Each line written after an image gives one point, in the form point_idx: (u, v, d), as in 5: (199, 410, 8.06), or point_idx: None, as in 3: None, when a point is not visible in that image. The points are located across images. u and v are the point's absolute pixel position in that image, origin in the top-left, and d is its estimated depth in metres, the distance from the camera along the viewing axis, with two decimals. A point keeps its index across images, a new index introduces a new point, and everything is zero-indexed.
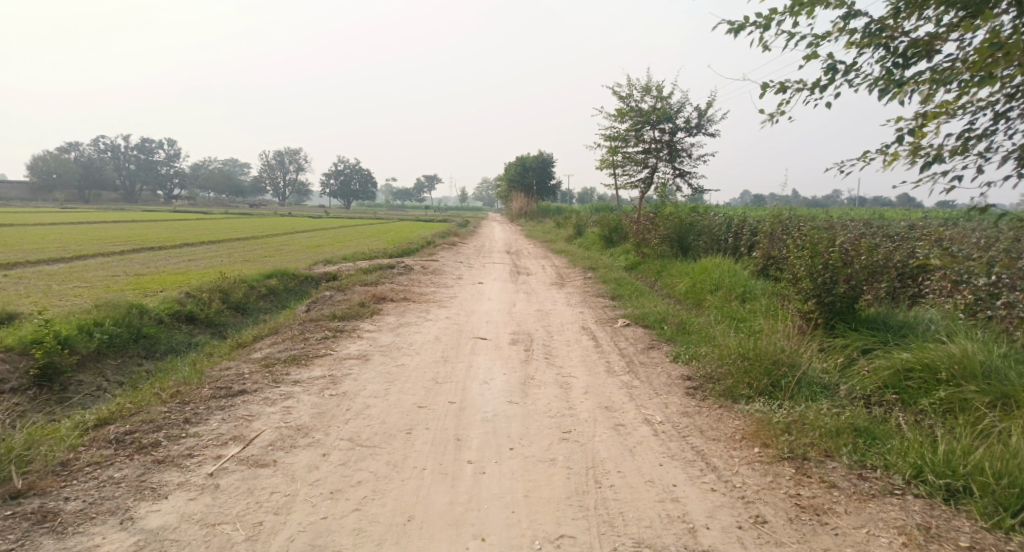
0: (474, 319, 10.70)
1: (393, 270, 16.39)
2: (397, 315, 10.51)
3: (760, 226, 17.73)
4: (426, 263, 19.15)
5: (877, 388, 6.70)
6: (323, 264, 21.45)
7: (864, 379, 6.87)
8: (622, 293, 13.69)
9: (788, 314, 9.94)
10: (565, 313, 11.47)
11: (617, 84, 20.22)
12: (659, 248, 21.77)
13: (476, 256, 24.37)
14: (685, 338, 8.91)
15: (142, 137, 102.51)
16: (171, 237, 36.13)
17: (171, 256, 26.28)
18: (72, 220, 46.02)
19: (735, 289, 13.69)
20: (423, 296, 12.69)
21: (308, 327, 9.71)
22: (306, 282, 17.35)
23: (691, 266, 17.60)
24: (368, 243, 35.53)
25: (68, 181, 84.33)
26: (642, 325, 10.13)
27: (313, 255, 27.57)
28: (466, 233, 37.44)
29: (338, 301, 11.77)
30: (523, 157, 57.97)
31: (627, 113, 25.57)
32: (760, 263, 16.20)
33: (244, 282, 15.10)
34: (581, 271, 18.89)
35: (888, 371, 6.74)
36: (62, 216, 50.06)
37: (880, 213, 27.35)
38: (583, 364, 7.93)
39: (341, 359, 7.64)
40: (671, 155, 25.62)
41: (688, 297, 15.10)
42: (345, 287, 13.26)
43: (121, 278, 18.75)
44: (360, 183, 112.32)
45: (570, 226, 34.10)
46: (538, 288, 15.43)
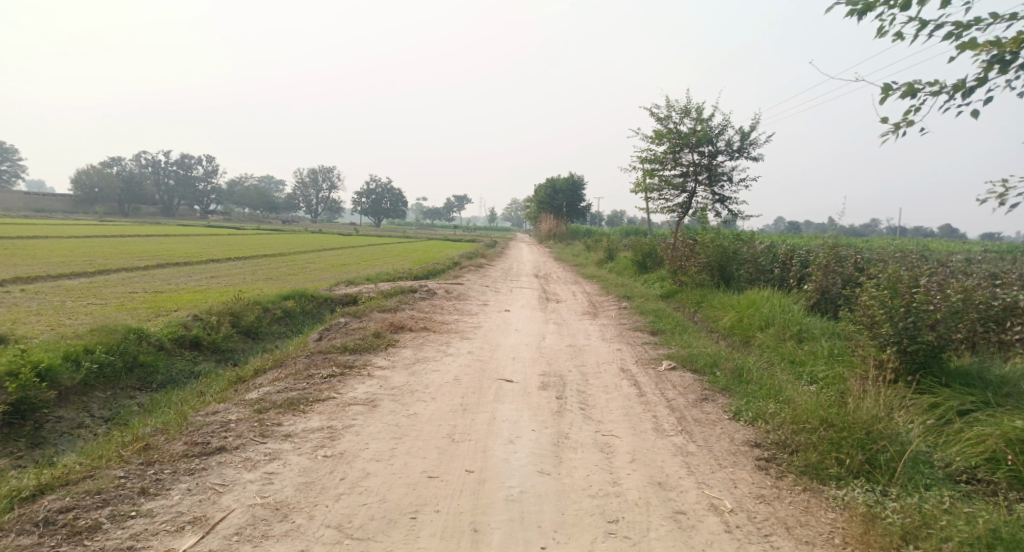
0: (501, 355, 9.60)
1: (416, 295, 15.38)
2: (415, 349, 9.47)
3: (811, 257, 16.44)
4: (452, 287, 18.16)
5: (983, 459, 5.49)
6: (346, 285, 20.58)
7: (965, 447, 5.67)
8: (662, 328, 12.51)
9: (860, 363, 8.75)
10: (602, 351, 10.31)
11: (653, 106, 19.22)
12: (699, 276, 20.53)
13: (505, 280, 23.28)
14: (744, 391, 7.73)
15: (180, 154, 103.93)
16: (198, 252, 35.70)
17: (193, 272, 25.58)
18: (107, 235, 46.06)
19: (788, 328, 12.41)
20: (445, 326, 11.64)
21: (317, 360, 8.69)
22: (325, 305, 16.40)
23: (735, 298, 16.35)
24: (395, 262, 34.70)
25: (107, 195, 85.51)
26: (688, 370, 8.95)
27: (337, 275, 26.73)
28: (495, 255, 36.42)
29: (353, 330, 10.76)
30: (553, 178, 56.99)
31: (665, 134, 24.45)
32: (812, 297, 14.92)
33: (259, 304, 14.20)
34: (615, 299, 17.71)
35: (998, 440, 5.52)
36: (98, 229, 50.23)
37: (936, 244, 25.73)
38: (626, 420, 6.79)
39: (344, 404, 6.59)
40: (710, 179, 24.41)
41: (734, 335, 13.82)
42: (363, 313, 12.27)
43: (137, 296, 18.00)
44: (390, 202, 112.39)
45: (601, 250, 32.89)
46: (569, 318, 14.29)
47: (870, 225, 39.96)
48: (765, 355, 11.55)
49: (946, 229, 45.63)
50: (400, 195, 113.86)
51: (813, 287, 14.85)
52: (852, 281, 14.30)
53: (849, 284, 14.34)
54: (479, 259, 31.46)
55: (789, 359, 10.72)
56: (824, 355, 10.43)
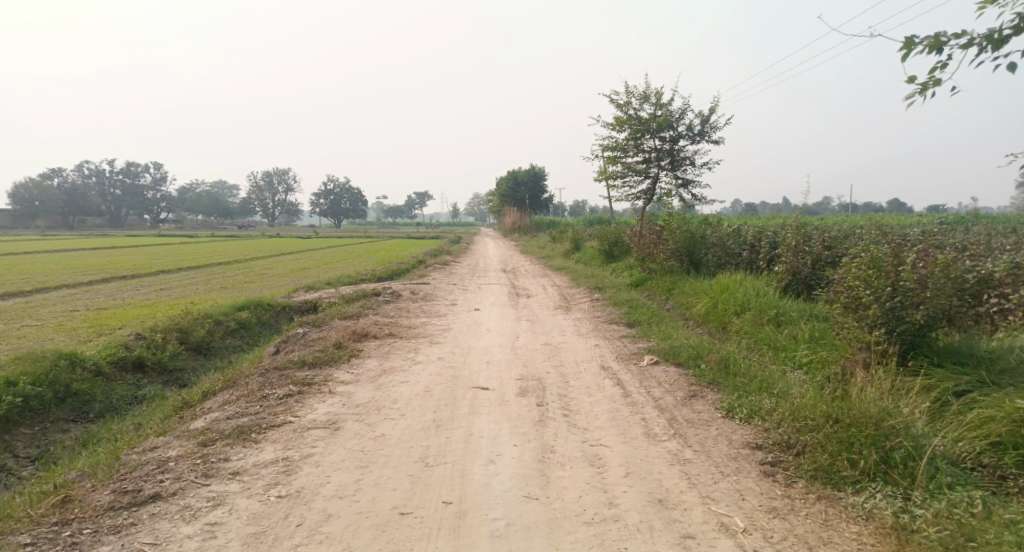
0: (472, 360, 8.98)
1: (379, 298, 14.66)
2: (379, 359, 8.82)
3: (781, 237, 16.13)
4: (416, 288, 17.46)
5: (986, 443, 5.02)
6: (305, 291, 19.73)
7: (960, 429, 5.21)
8: (638, 321, 12.00)
9: (848, 347, 8.34)
10: (579, 348, 9.75)
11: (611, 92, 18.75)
12: (667, 263, 20.15)
13: (470, 277, 22.63)
14: (736, 385, 7.22)
15: (127, 163, 100.79)
16: (148, 263, 34.29)
17: (142, 285, 24.45)
18: (51, 249, 44.19)
19: (766, 312, 12.01)
20: (410, 331, 10.98)
21: (272, 377, 7.98)
22: (283, 313, 15.58)
23: (707, 284, 15.97)
24: (356, 264, 33.77)
25: (52, 208, 82.37)
26: (673, 364, 8.43)
27: (296, 280, 25.85)
28: (458, 251, 35.70)
29: (311, 341, 10.03)
30: (513, 171, 56.42)
31: (625, 121, 24.02)
32: (784, 278, 14.57)
33: (210, 317, 13.36)
34: (586, 291, 17.20)
35: (1006, 421, 5.05)
36: (42, 244, 48.23)
37: (898, 219, 25.76)
38: (615, 427, 6.23)
39: (303, 428, 5.93)
40: (673, 164, 24.06)
41: (710, 323, 13.39)
42: (322, 321, 11.53)
43: (80, 315, 16.94)
44: (349, 202, 110.58)
45: (566, 240, 32.42)
46: (540, 313, 13.72)
47: (826, 203, 40.25)
48: (746, 343, 11.11)
49: (901, 203, 46.32)
50: (358, 195, 112.08)
51: (785, 269, 14.50)
52: (825, 261, 14.00)
53: (822, 263, 14.04)
54: (442, 256, 30.75)
55: (772, 346, 10.29)
56: (808, 340, 10.03)
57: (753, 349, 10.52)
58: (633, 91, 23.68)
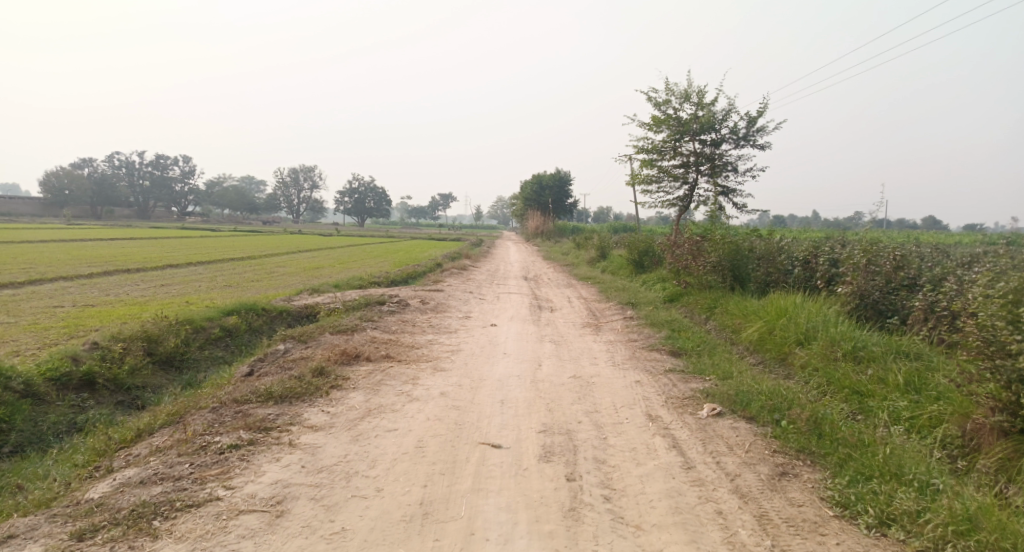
0: (484, 398, 7.12)
1: (384, 307, 12.88)
2: (367, 392, 7.03)
3: (844, 255, 14.11)
4: (429, 295, 15.69)
5: None
6: (309, 294, 18.04)
7: None
8: (684, 350, 10.07)
9: (975, 406, 6.48)
10: (617, 386, 7.86)
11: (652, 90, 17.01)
12: (707, 278, 18.20)
13: (489, 284, 20.81)
14: (843, 462, 5.32)
15: (155, 155, 100.68)
16: (159, 256, 32.93)
17: (142, 280, 23.00)
18: (69, 237, 43.28)
19: (837, 344, 10.06)
20: (413, 352, 9.16)
21: (226, 414, 6.20)
22: (278, 319, 13.86)
23: (758, 304, 14.01)
24: (371, 264, 32.17)
25: (79, 197, 82.17)
26: (747, 421, 6.49)
27: (306, 281, 24.25)
28: (479, 254, 33.91)
29: (291, 362, 8.25)
30: (540, 174, 54.63)
31: (663, 121, 22.06)
32: (848, 300, 12.59)
33: (189, 322, 11.70)
34: (618, 307, 15.30)
35: None
36: (64, 233, 47.53)
37: (959, 237, 23.46)
38: (686, 538, 4.35)
39: (231, 512, 4.19)
40: (714, 170, 22.06)
41: (767, 353, 11.43)
42: (310, 334, 9.75)
43: (61, 311, 15.41)
44: (373, 201, 109.40)
45: (593, 247, 30.46)
46: (567, 333, 11.84)
47: (858, 217, 37.90)
48: (819, 384, 9.13)
49: (938, 222, 43.87)
50: (382, 194, 110.96)
51: (849, 291, 12.52)
52: (900, 285, 12.02)
53: (896, 287, 12.04)
54: (462, 260, 28.96)
55: (855, 395, 8.34)
56: (903, 387, 8.08)
57: (830, 395, 8.55)
58: (674, 89, 21.71)
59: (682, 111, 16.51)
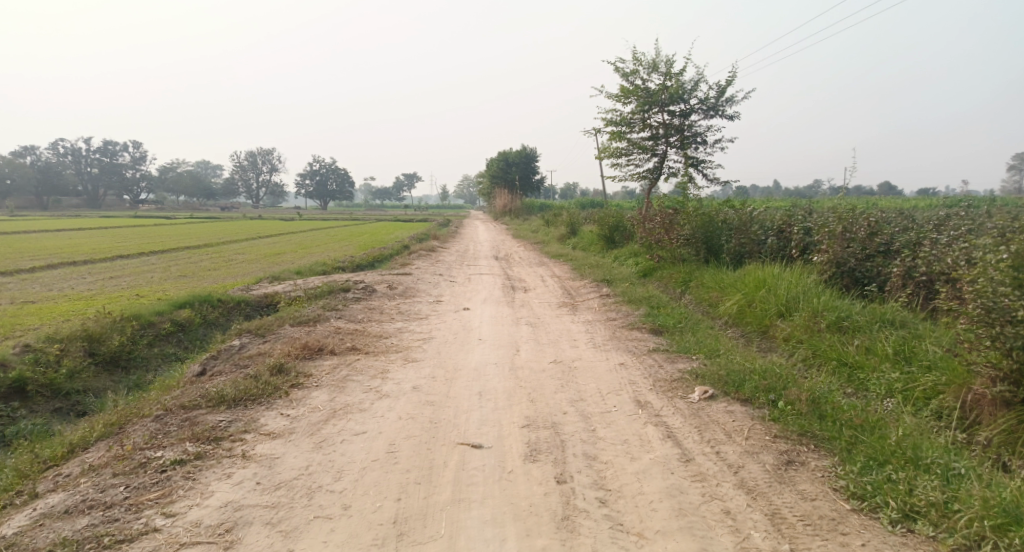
0: (459, 391, 6.56)
1: (349, 294, 12.21)
2: (331, 390, 6.42)
3: (820, 223, 13.80)
4: (396, 279, 15.05)
5: None
6: (270, 282, 17.26)
7: None
8: (666, 328, 9.61)
9: (971, 374, 6.12)
10: (601, 371, 7.36)
11: (618, 59, 16.46)
12: (680, 251, 17.83)
13: (457, 265, 20.17)
14: (851, 447, 4.82)
15: (105, 142, 97.32)
16: (112, 247, 31.64)
17: (92, 272, 21.92)
18: (16, 230, 41.44)
19: (822, 316, 9.68)
20: (380, 343, 8.55)
21: (173, 423, 5.54)
22: (236, 310, 13.11)
23: (734, 276, 13.66)
24: (335, 248, 31.30)
25: (26, 188, 79.09)
26: (743, 404, 6.00)
27: (267, 268, 23.37)
28: (445, 235, 33.12)
29: (248, 359, 7.59)
30: (504, 151, 53.89)
31: (631, 92, 21.53)
32: (825, 267, 12.21)
33: (137, 318, 10.93)
34: (592, 285, 14.83)
35: None
36: (11, 226, 45.57)
37: (926, 201, 23.43)
38: (696, 548, 3.85)
39: (172, 546, 3.75)
40: (682, 141, 21.63)
41: (748, 327, 11.04)
42: (269, 326, 9.08)
43: (1, 310, 14.45)
44: (334, 183, 107.35)
45: (561, 224, 29.95)
46: (542, 314, 11.32)
47: (819, 183, 37.98)
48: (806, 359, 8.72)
49: (896, 187, 44.23)
50: (344, 176, 109.05)
51: (826, 259, 12.14)
52: (878, 251, 11.68)
53: (875, 254, 11.69)
54: (429, 241, 28.25)
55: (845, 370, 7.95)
56: (895, 359, 7.72)
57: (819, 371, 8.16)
58: (642, 59, 21.17)
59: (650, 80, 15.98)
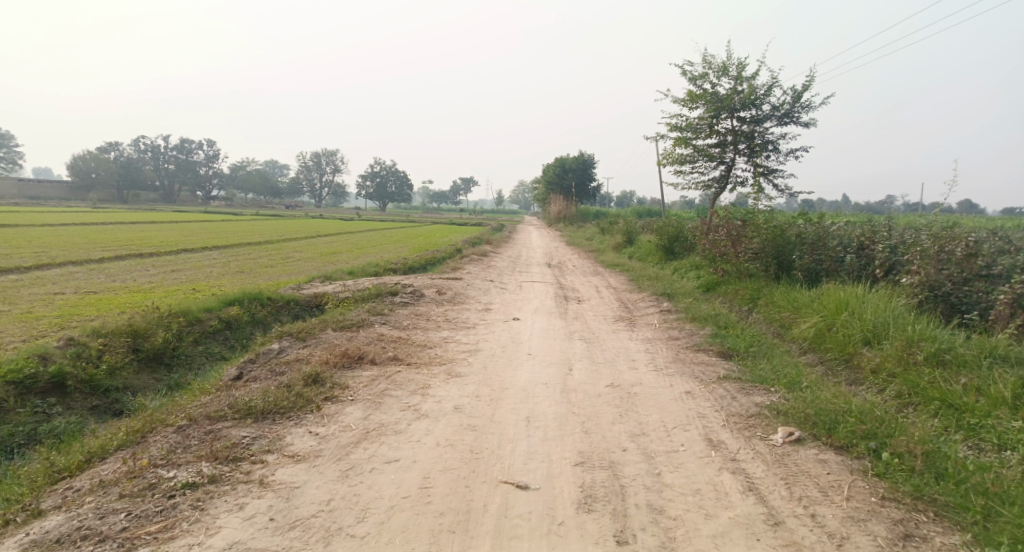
0: (506, 415, 5.93)
1: (397, 298, 11.70)
2: (366, 406, 5.86)
3: (908, 243, 12.69)
4: (447, 284, 14.54)
5: None
6: (322, 281, 16.94)
7: None
8: (737, 352, 8.78)
9: None
10: (664, 400, 6.63)
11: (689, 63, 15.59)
12: (748, 267, 16.84)
13: (512, 271, 19.57)
14: (987, 523, 4.34)
15: (179, 138, 100.47)
16: (175, 240, 32.09)
17: (153, 264, 22.12)
18: (91, 220, 42.74)
19: (916, 348, 8.69)
20: (425, 353, 7.99)
21: (193, 434, 5.03)
22: (284, 309, 12.77)
23: (808, 296, 12.66)
24: (391, 249, 31.08)
25: (105, 180, 82.14)
26: (836, 452, 5.26)
27: (322, 267, 23.18)
28: (500, 240, 32.57)
29: (284, 365, 7.10)
30: (563, 157, 53.20)
31: (699, 97, 20.57)
32: (915, 290, 11.10)
33: (183, 313, 10.65)
34: (653, 298, 14.03)
35: None
36: (88, 216, 47.16)
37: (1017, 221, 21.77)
38: None
39: None
40: (752, 149, 20.57)
41: (827, 354, 10.08)
42: (311, 329, 8.62)
43: (58, 299, 14.46)
44: (394, 185, 108.43)
45: (619, 231, 29.01)
46: (599, 328, 10.62)
47: (890, 198, 36.16)
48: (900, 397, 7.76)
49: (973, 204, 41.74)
50: (404, 178, 110.06)
51: (917, 281, 11.03)
52: (978, 275, 10.55)
53: (974, 278, 10.55)
54: (484, 246, 27.74)
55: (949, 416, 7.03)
56: (1010, 404, 6.79)
57: (918, 414, 7.22)
58: (712, 63, 20.19)
59: (723, 85, 15.07)
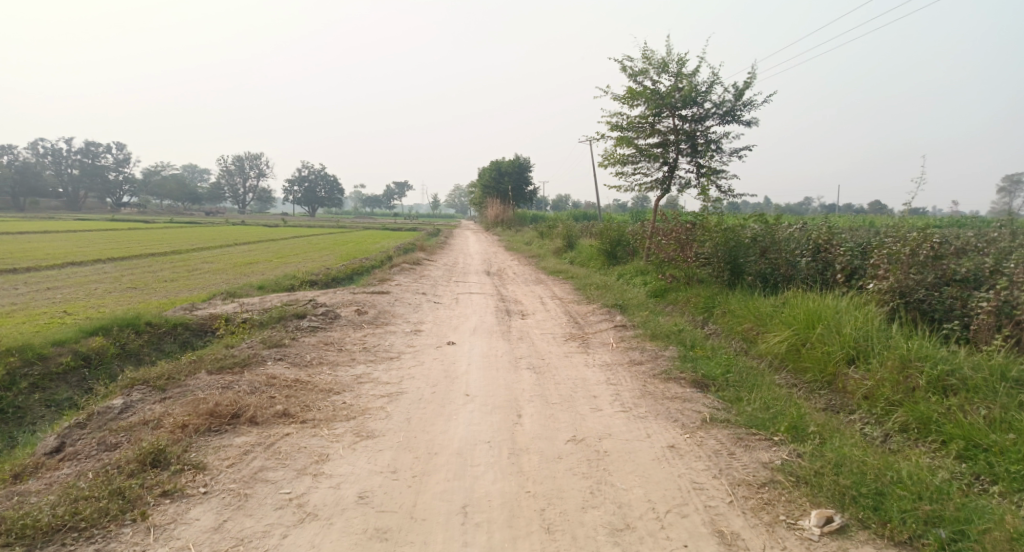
0: (432, 505, 4.18)
1: (303, 322, 9.75)
2: (218, 506, 4.03)
3: (875, 246, 11.45)
4: (368, 300, 12.63)
5: None
6: (223, 299, 14.72)
7: None
8: (714, 382, 7.18)
9: None
10: (644, 462, 4.95)
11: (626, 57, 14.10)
12: (697, 272, 15.49)
13: (445, 282, 17.79)
14: None
15: (88, 143, 94.30)
16: (70, 254, 29.01)
17: (31, 283, 19.35)
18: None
19: (910, 374, 7.06)
20: (327, 401, 6.10)
21: None
22: (168, 336, 10.59)
23: (774, 305, 11.30)
24: (313, 258, 28.72)
25: (3, 189, 76.08)
26: (901, 551, 3.96)
27: (231, 280, 20.82)
28: (432, 246, 30.64)
29: (122, 434, 5.17)
30: (496, 161, 51.74)
31: (638, 95, 19.24)
32: (884, 298, 8.96)
33: (25, 351, 8.44)
34: (602, 311, 12.49)
35: None
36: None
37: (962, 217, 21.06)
38: None
39: None
40: (694, 149, 19.31)
41: (803, 375, 8.32)
42: (179, 372, 6.61)
43: None
44: (323, 190, 104.89)
45: (557, 235, 27.51)
46: (546, 352, 8.93)
47: (813, 201, 35.90)
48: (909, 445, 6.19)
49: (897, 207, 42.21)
50: (332, 183, 106.55)
51: (884, 287, 8.95)
52: (951, 280, 8.54)
53: (945, 283, 8.53)
54: (414, 252, 25.74)
55: (984, 473, 5.50)
56: None
57: (947, 465, 5.71)
58: (651, 57, 18.88)
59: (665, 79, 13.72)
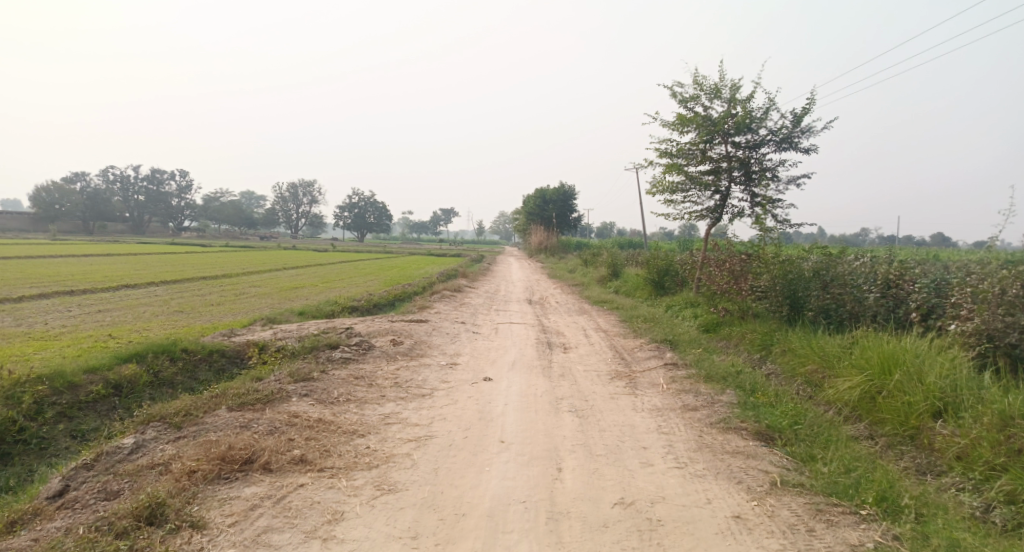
0: None
1: (336, 353, 9.31)
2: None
3: (953, 283, 10.51)
4: (406, 329, 12.16)
5: None
6: (262, 325, 14.44)
7: None
8: (780, 434, 6.46)
9: None
10: (704, 537, 4.44)
11: (677, 84, 13.56)
12: (750, 306, 14.66)
13: (488, 311, 17.30)
14: None
15: (152, 170, 97.55)
16: (124, 275, 29.41)
17: (80, 305, 19.48)
18: (46, 253, 40.10)
19: (1012, 433, 6.32)
20: (350, 446, 5.57)
21: None
22: (204, 364, 10.14)
23: (839, 344, 10.45)
24: (358, 284, 28.53)
25: (70, 212, 79.02)
26: None
27: (274, 305, 20.66)
28: (477, 273, 30.24)
29: (126, 480, 4.75)
30: (543, 188, 51.45)
31: (689, 121, 18.58)
32: (969, 341, 8.04)
33: (50, 378, 8.14)
34: (651, 347, 11.80)
35: None
36: (44, 249, 44.42)
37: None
38: None
39: None
40: (748, 177, 18.51)
41: (881, 428, 7.44)
42: (196, 408, 6.16)
43: None
44: (372, 216, 106.23)
45: (603, 264, 26.80)
46: (590, 391, 8.30)
47: (871, 231, 34.50)
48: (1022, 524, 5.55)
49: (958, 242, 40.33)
50: (382, 210, 107.85)
51: (969, 329, 7.99)
52: None
53: None
54: (457, 279, 25.31)
55: None
56: None
57: None
58: (703, 83, 18.24)
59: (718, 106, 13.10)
